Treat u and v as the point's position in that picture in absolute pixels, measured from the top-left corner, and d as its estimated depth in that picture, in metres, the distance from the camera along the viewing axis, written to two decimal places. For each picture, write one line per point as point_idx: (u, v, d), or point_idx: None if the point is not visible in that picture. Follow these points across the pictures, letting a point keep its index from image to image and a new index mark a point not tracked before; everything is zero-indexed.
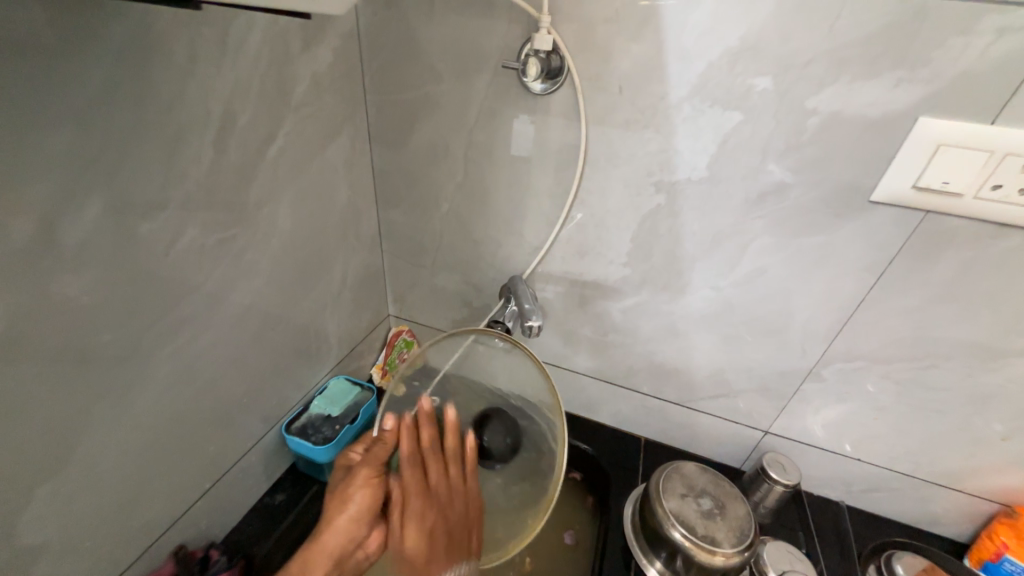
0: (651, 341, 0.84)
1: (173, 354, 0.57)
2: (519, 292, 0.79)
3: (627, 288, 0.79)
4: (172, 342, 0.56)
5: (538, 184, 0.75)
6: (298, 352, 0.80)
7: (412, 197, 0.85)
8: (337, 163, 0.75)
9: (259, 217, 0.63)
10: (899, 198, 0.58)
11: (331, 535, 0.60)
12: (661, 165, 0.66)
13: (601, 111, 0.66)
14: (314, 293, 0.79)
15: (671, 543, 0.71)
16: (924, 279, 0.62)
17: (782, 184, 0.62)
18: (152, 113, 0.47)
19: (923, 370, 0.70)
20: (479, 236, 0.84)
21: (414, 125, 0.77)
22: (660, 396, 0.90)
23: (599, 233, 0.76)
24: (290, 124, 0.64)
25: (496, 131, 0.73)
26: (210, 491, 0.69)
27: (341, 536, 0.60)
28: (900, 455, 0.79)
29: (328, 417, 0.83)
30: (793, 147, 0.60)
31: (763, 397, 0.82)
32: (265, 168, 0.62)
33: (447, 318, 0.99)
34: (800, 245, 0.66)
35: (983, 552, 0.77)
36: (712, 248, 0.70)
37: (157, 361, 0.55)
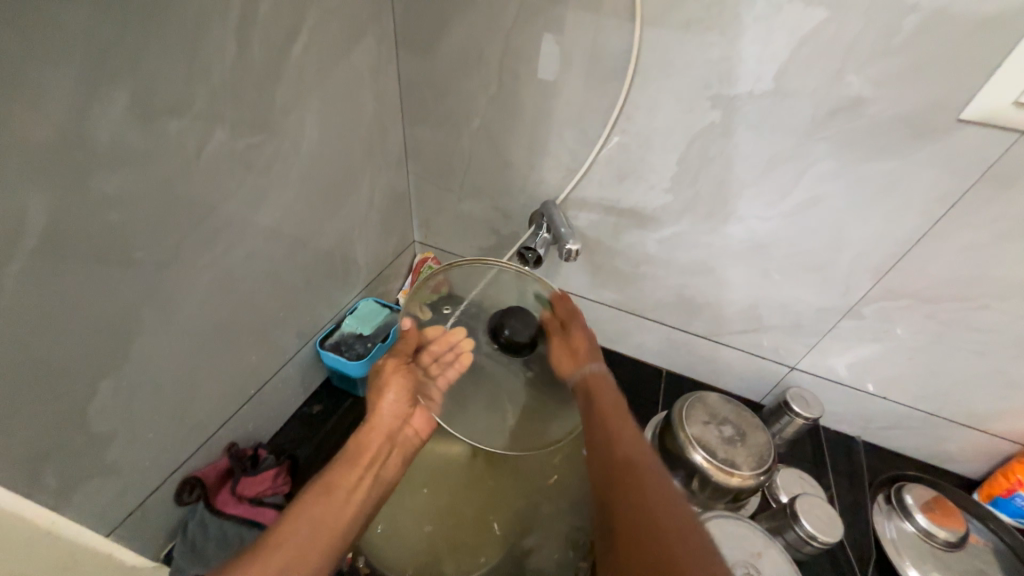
0: (685, 273, 0.81)
1: (211, 265, 0.57)
2: (554, 217, 0.77)
3: (666, 216, 0.75)
4: (208, 252, 0.56)
5: (579, 99, 0.69)
6: (329, 271, 0.80)
7: (441, 113, 0.80)
8: (364, 69, 0.70)
9: (286, 125, 0.60)
10: (990, 115, 0.51)
11: (379, 418, 0.67)
12: (721, 76, 0.60)
13: (658, 8, 0.58)
14: (343, 213, 0.77)
15: (690, 465, 0.74)
16: (998, 213, 0.57)
17: (859, 99, 0.55)
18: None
19: (973, 312, 0.67)
20: (512, 157, 0.80)
21: (445, 27, 0.70)
22: (687, 329, 0.89)
23: (642, 156, 0.71)
24: (315, 19, 0.58)
25: (538, 34, 0.65)
26: (253, 397, 0.73)
27: (388, 419, 0.68)
28: (929, 396, 0.78)
29: (360, 335, 0.85)
30: (879, 54, 0.52)
31: (796, 334, 0.81)
32: (291, 70, 0.57)
33: (473, 246, 0.97)
34: (866, 172, 0.60)
35: (995, 488, 0.79)
36: (766, 173, 0.65)
37: (197, 270, 0.56)
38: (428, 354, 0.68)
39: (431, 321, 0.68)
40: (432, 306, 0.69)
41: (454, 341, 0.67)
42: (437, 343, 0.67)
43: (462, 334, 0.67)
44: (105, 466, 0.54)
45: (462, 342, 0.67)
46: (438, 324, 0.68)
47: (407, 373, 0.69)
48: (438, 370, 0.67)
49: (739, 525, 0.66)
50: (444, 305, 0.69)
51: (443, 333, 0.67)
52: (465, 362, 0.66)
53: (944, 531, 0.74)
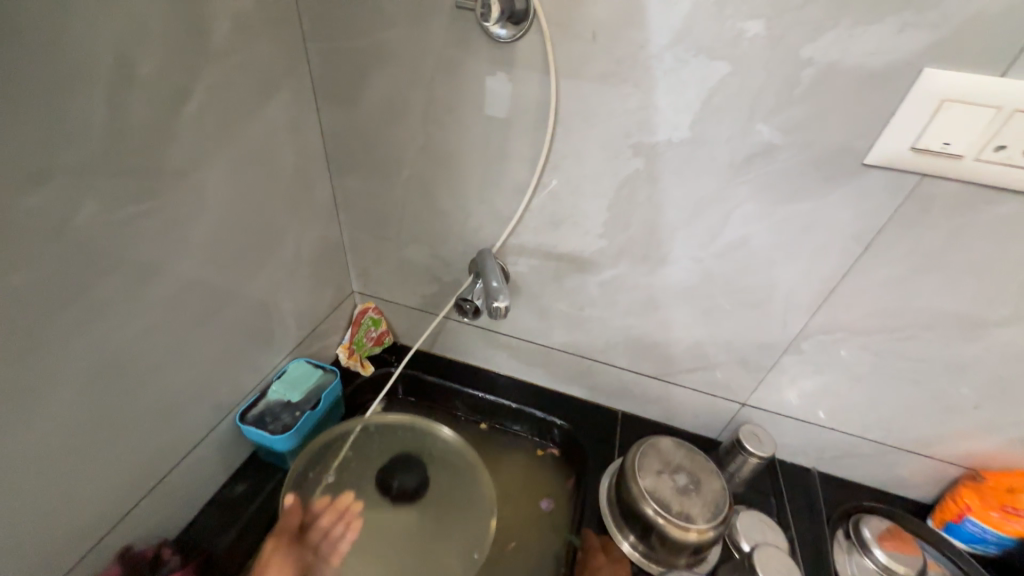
0: (629, 315, 0.80)
1: (89, 350, 0.50)
2: (488, 269, 0.71)
3: (604, 260, 0.74)
4: (82, 337, 0.49)
5: (506, 148, 0.68)
6: (251, 336, 0.73)
7: (369, 163, 0.77)
8: (279, 123, 0.66)
9: (184, 187, 0.54)
10: (894, 160, 0.53)
11: None
12: (640, 125, 0.60)
13: (573, 62, 0.58)
14: (263, 272, 0.72)
15: (646, 521, 0.70)
16: (915, 248, 0.59)
17: (771, 146, 0.56)
18: (9, 56, 0.37)
19: (904, 342, 0.68)
20: (446, 206, 0.77)
21: (365, 79, 0.68)
22: (637, 370, 0.87)
23: (574, 202, 0.69)
24: (213, 76, 0.54)
25: (459, 85, 0.64)
26: (156, 488, 0.63)
27: None
28: (875, 425, 0.78)
29: (288, 403, 0.78)
30: (785, 104, 0.53)
31: (743, 370, 0.80)
32: (187, 130, 0.52)
33: (415, 294, 0.93)
34: (788, 213, 0.61)
35: (946, 513, 0.79)
36: (694, 216, 0.65)
37: (69, 359, 0.48)
38: (317, 530, 0.72)
39: (315, 494, 0.75)
40: (316, 476, 0.76)
41: (342, 508, 0.74)
42: (326, 516, 0.73)
43: (348, 499, 0.75)
44: None
45: (351, 506, 0.75)
46: (325, 495, 0.75)
47: (292, 555, 0.69)
48: (328, 544, 0.71)
49: None
50: (328, 475, 0.77)
51: (331, 503, 0.75)
52: (355, 527, 0.73)
53: (903, 566, 0.73)
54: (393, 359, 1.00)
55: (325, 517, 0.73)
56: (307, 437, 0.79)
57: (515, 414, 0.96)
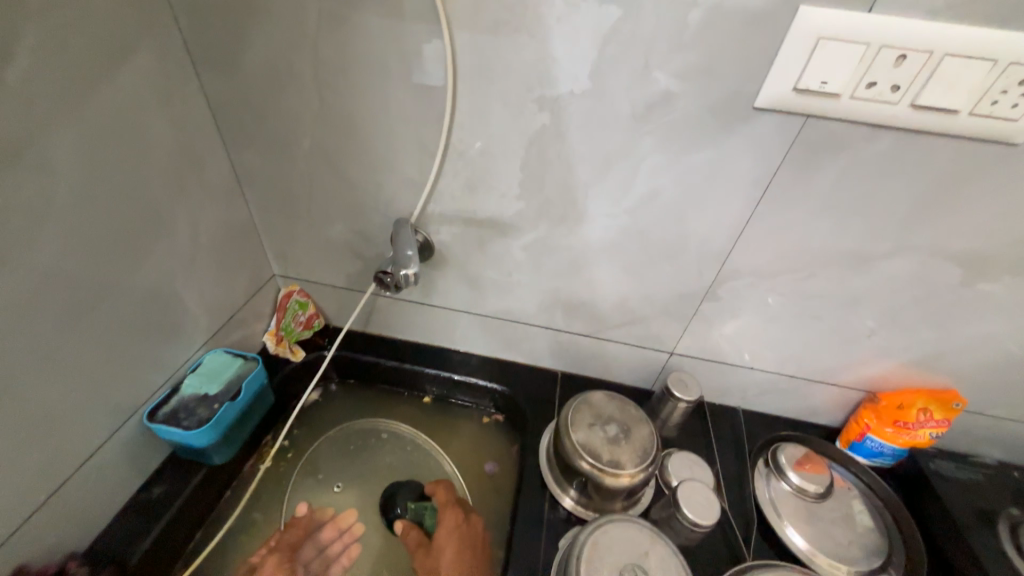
0: (556, 277, 0.80)
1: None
2: (401, 238, 0.70)
3: (524, 223, 0.73)
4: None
5: (408, 109, 0.64)
6: (146, 329, 0.67)
7: (265, 133, 0.71)
8: (143, 91, 0.59)
9: (20, 167, 0.48)
10: (780, 102, 0.54)
11: None
12: (540, 78, 0.58)
13: (463, 10, 0.55)
14: (151, 259, 0.66)
15: (580, 473, 0.72)
16: (807, 190, 0.62)
17: (668, 93, 0.56)
18: None
19: (806, 282, 0.72)
20: (355, 176, 0.73)
21: (242, 37, 0.61)
22: (570, 330, 0.88)
23: (487, 164, 0.67)
24: (39, 33, 0.47)
25: (347, 41, 0.59)
26: (50, 501, 0.59)
27: None
28: (788, 361, 0.84)
29: (204, 396, 0.74)
30: (676, 48, 0.53)
31: (668, 321, 0.83)
32: (11, 98, 0.46)
33: (340, 272, 0.89)
34: (692, 161, 0.62)
35: (851, 433, 0.87)
36: (603, 171, 0.65)
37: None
38: (315, 542, 0.77)
39: (322, 504, 0.82)
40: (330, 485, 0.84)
41: (343, 525, 0.80)
42: (326, 530, 0.79)
43: (352, 516, 0.81)
44: None
45: (352, 526, 0.80)
46: (329, 506, 0.81)
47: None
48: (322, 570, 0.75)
49: (627, 526, 0.66)
50: (335, 483, 0.84)
51: (334, 518, 0.81)
52: (351, 547, 0.77)
53: (813, 485, 0.79)
54: (326, 342, 0.96)
55: (326, 531, 0.79)
56: (230, 429, 0.76)
57: (457, 386, 0.95)
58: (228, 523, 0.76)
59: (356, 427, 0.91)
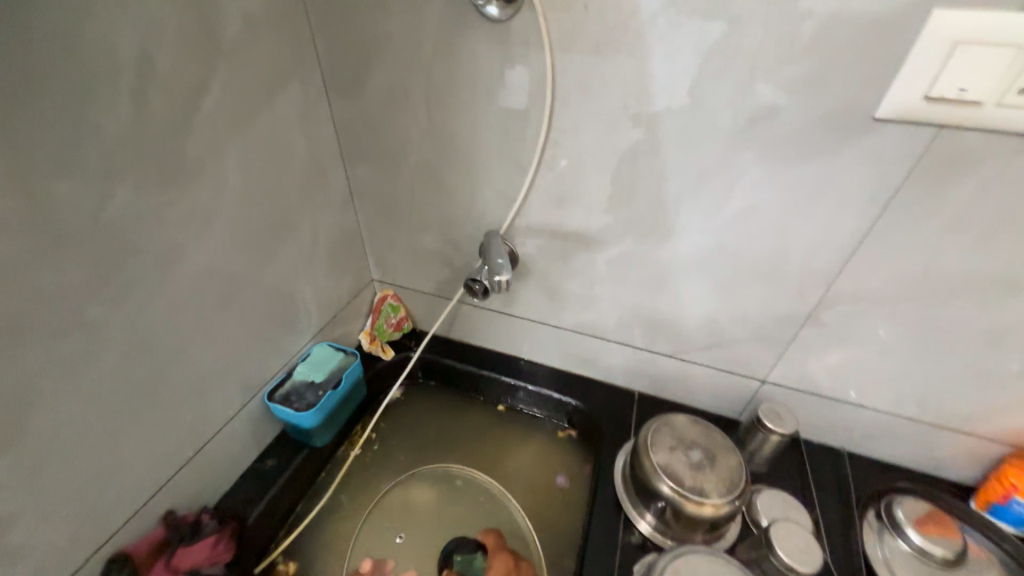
0: (639, 292, 0.79)
1: (122, 328, 0.55)
2: (494, 246, 0.74)
3: (610, 237, 0.74)
4: (115, 315, 0.54)
5: (506, 128, 0.69)
6: (272, 319, 0.78)
7: (378, 152, 0.80)
8: (290, 117, 0.70)
9: (202, 178, 0.59)
10: (904, 112, 0.51)
11: None
12: (637, 95, 0.59)
13: (566, 35, 0.58)
14: (281, 259, 0.76)
15: (660, 496, 0.70)
16: (937, 207, 0.56)
17: (773, 106, 0.55)
18: (40, 62, 0.42)
19: (932, 310, 0.64)
20: (452, 190, 0.79)
21: (369, 69, 0.71)
22: (651, 348, 0.86)
23: (577, 178, 0.70)
24: (225, 72, 0.58)
25: (457, 69, 0.66)
26: (192, 459, 0.69)
27: None
28: (907, 400, 0.74)
29: (312, 382, 0.82)
30: (784, 61, 0.52)
31: (761, 344, 0.78)
32: (203, 124, 0.57)
33: (430, 279, 0.95)
34: (797, 176, 0.59)
35: (990, 494, 0.74)
36: (697, 185, 0.64)
37: (105, 336, 0.54)
38: None
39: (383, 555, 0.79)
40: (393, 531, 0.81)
41: None
42: None
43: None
44: (6, 554, 0.51)
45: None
46: (391, 557, 0.79)
47: None
48: None
49: (713, 560, 0.62)
50: (398, 534, 0.81)
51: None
52: None
53: (942, 549, 0.69)
54: (413, 345, 1.03)
55: None
56: (330, 414, 0.84)
57: (531, 396, 0.97)
58: (321, 501, 0.84)
59: (442, 469, 0.90)
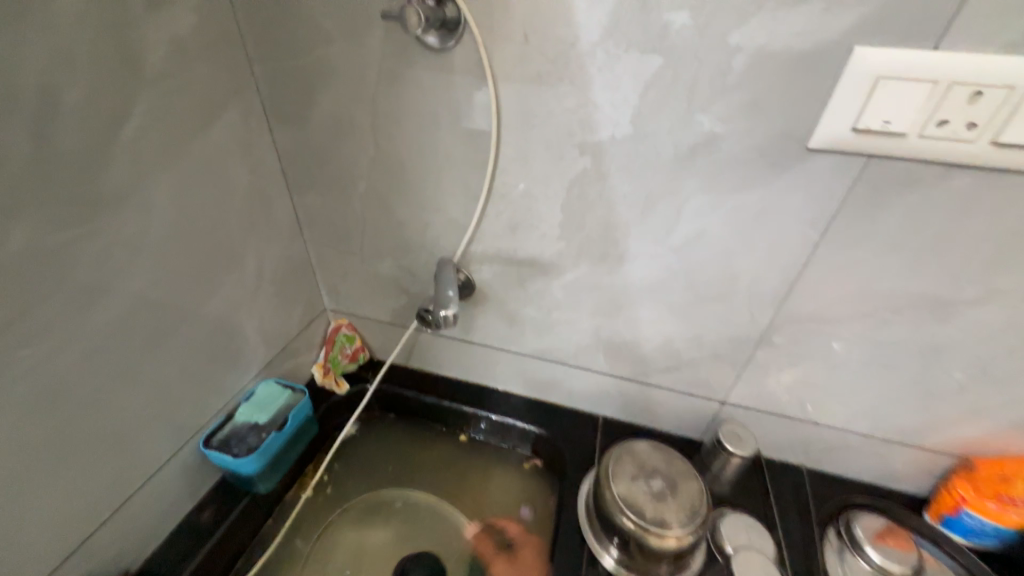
0: (596, 317, 0.78)
1: (20, 381, 0.49)
2: (444, 277, 0.72)
3: (564, 262, 0.73)
4: (11, 368, 0.48)
5: (454, 156, 0.67)
6: (211, 359, 0.72)
7: (325, 179, 0.76)
8: (229, 144, 0.66)
9: (123, 213, 0.54)
10: (837, 142, 0.52)
11: None
12: (583, 124, 0.59)
13: (509, 65, 0.57)
14: (220, 293, 0.71)
15: (621, 530, 0.68)
16: (872, 231, 0.57)
17: (714, 136, 0.55)
18: None
19: (874, 329, 0.66)
20: (404, 217, 0.77)
21: (311, 96, 0.68)
22: (612, 372, 0.85)
23: (528, 205, 0.69)
24: (148, 100, 0.54)
25: (401, 96, 0.64)
26: (113, 518, 0.63)
27: None
28: (859, 416, 0.76)
29: (255, 425, 0.77)
30: (721, 92, 0.52)
31: (718, 366, 0.78)
32: (121, 155, 0.52)
33: (386, 307, 0.92)
34: (740, 202, 0.59)
35: (943, 506, 0.75)
36: (645, 212, 0.64)
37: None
38: None
39: None
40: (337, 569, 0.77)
41: None
42: None
43: None
44: None
45: None
46: None
47: None
48: None
49: None
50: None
51: None
52: None
53: (897, 565, 0.70)
54: (370, 375, 0.99)
55: None
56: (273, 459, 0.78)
57: (494, 426, 0.93)
58: (268, 554, 0.77)
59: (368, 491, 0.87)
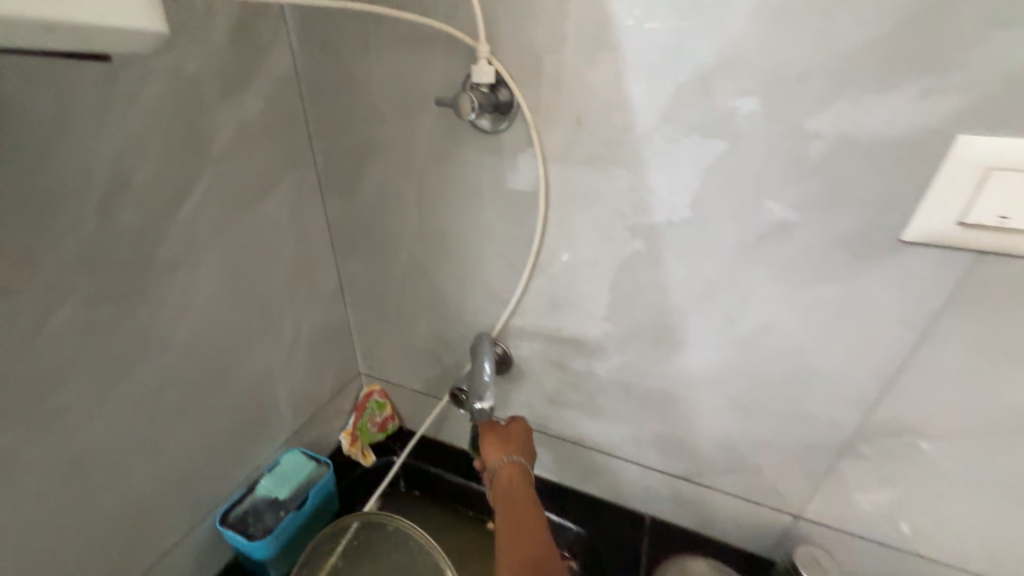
0: (645, 406, 0.70)
1: (46, 453, 0.49)
2: (480, 360, 0.67)
3: (612, 345, 0.67)
4: (40, 440, 0.48)
5: (498, 232, 0.65)
6: (238, 426, 0.70)
7: (369, 248, 0.76)
8: (280, 216, 0.68)
9: (170, 284, 0.55)
10: (938, 236, 0.45)
11: None
12: (635, 206, 0.56)
13: (559, 146, 0.56)
14: (254, 359, 0.70)
15: None
16: (987, 335, 0.48)
17: (786, 224, 0.50)
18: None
19: (996, 450, 0.54)
20: (444, 288, 0.74)
21: (363, 171, 0.69)
22: (662, 468, 0.75)
23: (573, 284, 0.65)
24: (210, 179, 0.57)
25: (449, 174, 0.64)
26: None
27: None
28: (979, 554, 0.61)
29: (274, 500, 0.73)
30: (793, 179, 0.48)
31: (790, 474, 0.67)
32: (178, 231, 0.54)
33: (419, 377, 0.88)
34: (815, 296, 0.53)
35: None
36: (703, 298, 0.58)
37: (22, 464, 0.48)
38: None
39: None
40: None
41: None
42: None
43: None
44: None
45: None
46: None
47: None
48: None
49: None
50: None
51: None
52: None
53: None
54: (398, 447, 0.94)
55: None
56: (294, 539, 0.74)
57: None
58: None
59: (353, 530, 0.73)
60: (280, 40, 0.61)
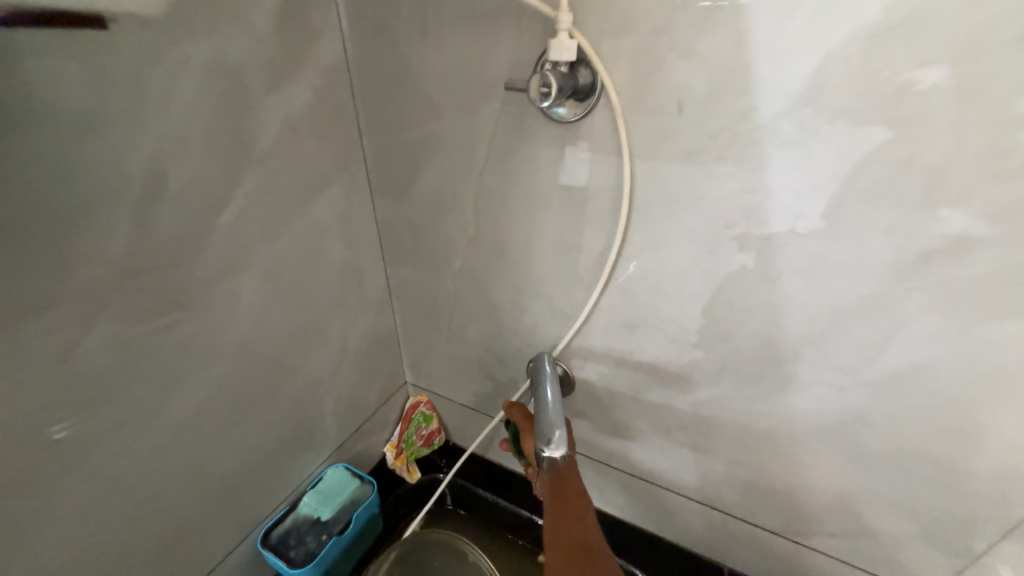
0: (736, 449, 0.59)
1: (84, 481, 0.46)
2: (541, 395, 0.55)
3: (698, 375, 0.56)
4: (78, 467, 0.45)
5: (568, 239, 0.56)
6: (283, 443, 0.66)
7: (421, 254, 0.69)
8: (328, 220, 0.62)
9: (212, 295, 0.51)
10: None
11: None
12: (746, 212, 0.45)
13: (653, 139, 0.46)
14: (300, 374, 0.65)
15: None
16: None
17: (967, 238, 0.38)
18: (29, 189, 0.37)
19: None
20: (501, 301, 0.67)
21: (416, 169, 0.62)
22: (749, 520, 0.64)
23: (656, 303, 0.54)
24: (255, 180, 0.52)
25: (513, 172, 0.55)
26: None
27: None
28: None
29: (317, 521, 0.69)
30: (985, 180, 0.36)
31: (924, 547, 0.53)
32: (221, 238, 0.50)
33: (469, 392, 0.81)
34: (1001, 335, 0.40)
35: None
36: (830, 329, 0.46)
37: (60, 493, 0.44)
38: None
39: None
40: None
41: None
42: None
43: None
44: None
45: None
46: None
47: None
48: None
49: None
50: None
51: None
52: None
53: None
54: (444, 465, 0.88)
55: None
56: (333, 562, 0.70)
57: None
58: None
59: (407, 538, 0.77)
60: (331, 23, 0.55)
